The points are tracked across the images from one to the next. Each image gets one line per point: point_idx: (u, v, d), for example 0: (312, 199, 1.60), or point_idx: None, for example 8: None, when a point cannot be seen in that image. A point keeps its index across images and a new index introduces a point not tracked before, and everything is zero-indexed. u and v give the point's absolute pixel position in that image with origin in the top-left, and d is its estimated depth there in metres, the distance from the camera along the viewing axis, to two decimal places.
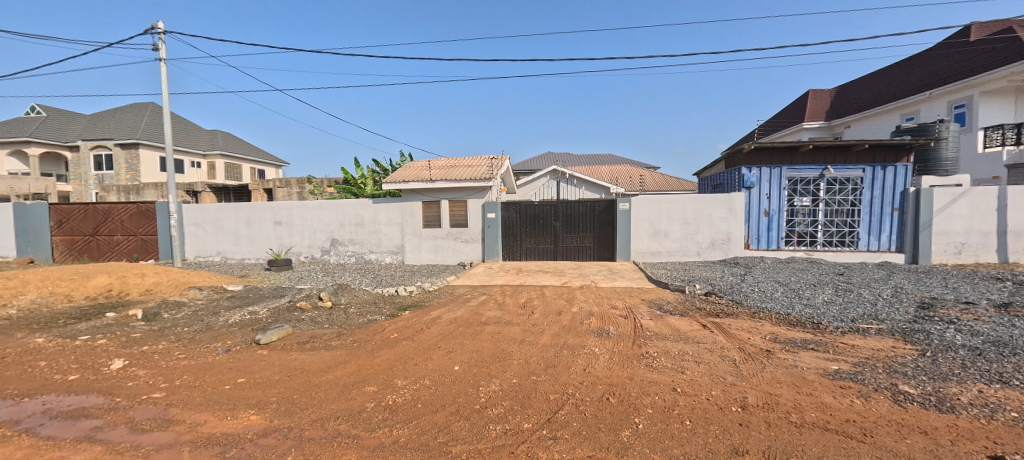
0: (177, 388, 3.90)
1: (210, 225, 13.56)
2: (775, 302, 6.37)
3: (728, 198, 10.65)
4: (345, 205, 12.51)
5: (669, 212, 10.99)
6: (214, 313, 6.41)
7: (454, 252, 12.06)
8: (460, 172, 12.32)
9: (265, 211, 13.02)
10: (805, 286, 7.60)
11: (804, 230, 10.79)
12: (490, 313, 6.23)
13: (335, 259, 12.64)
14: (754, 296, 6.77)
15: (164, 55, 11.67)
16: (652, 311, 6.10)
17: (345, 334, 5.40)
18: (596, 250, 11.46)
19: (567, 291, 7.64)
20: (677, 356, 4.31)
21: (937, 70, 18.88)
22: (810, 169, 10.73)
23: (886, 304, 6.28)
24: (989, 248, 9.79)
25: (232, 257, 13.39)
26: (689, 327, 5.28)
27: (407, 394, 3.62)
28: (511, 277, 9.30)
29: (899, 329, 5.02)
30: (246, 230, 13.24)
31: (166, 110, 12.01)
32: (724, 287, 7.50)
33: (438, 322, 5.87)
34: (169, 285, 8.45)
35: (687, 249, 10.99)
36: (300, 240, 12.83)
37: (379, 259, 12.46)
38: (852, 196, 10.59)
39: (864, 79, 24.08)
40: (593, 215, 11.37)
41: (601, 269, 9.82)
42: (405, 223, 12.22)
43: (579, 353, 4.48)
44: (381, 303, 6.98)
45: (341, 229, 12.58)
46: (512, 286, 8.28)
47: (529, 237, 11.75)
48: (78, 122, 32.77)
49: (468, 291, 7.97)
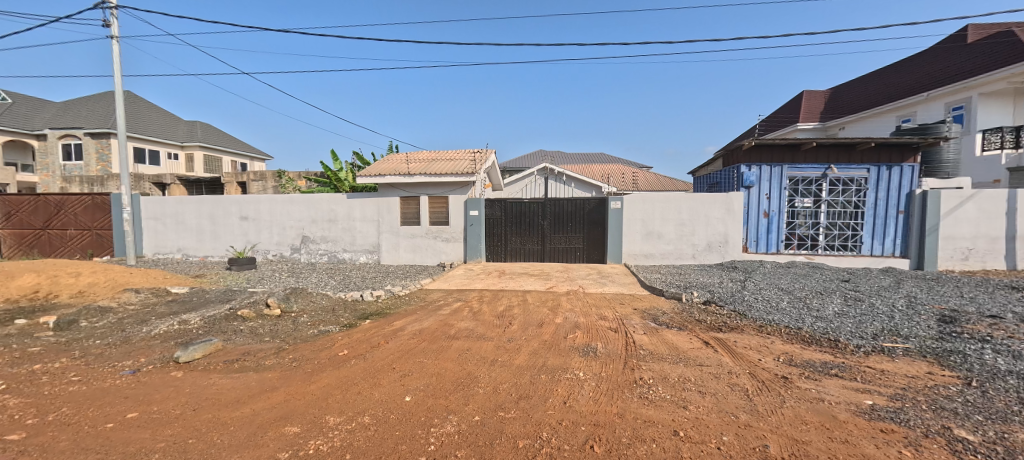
0: (43, 428, 3.03)
1: (170, 219, 12.52)
2: (782, 314, 5.68)
3: (726, 198, 9.99)
4: (317, 200, 11.61)
5: (664, 212, 10.30)
6: (141, 322, 5.50)
7: (433, 252, 11.24)
8: (441, 166, 11.48)
9: (230, 205, 12.07)
10: (811, 295, 6.95)
11: (805, 232, 10.17)
12: (462, 324, 5.43)
13: (305, 258, 11.72)
14: (759, 306, 6.07)
15: (116, 32, 10.57)
16: (645, 324, 5.36)
17: (286, 350, 4.55)
18: (587, 252, 10.72)
19: (552, 298, 6.87)
20: (676, 385, 3.56)
21: (935, 71, 18.50)
22: (813, 168, 10.08)
23: (904, 317, 5.63)
24: (997, 254, 9.29)
25: (194, 255, 12.39)
26: (689, 344, 4.54)
27: (336, 440, 2.81)
28: (492, 280, 8.51)
29: (929, 349, 4.36)
30: (210, 225, 12.24)
31: (119, 92, 10.93)
32: (724, 295, 6.83)
33: (400, 334, 5.05)
34: (105, 287, 7.47)
35: (682, 251, 10.33)
36: (268, 237, 11.89)
37: (353, 259, 11.57)
38: (856, 197, 9.97)
39: (860, 80, 23.72)
40: (583, 214, 10.61)
41: (590, 272, 9.08)
42: (382, 220, 11.35)
43: (560, 379, 3.71)
44: (340, 310, 6.12)
45: (313, 225, 11.68)
46: (491, 291, 7.49)
47: (514, 237, 10.96)
48: (46, 109, 31.11)
49: (443, 297, 7.16)
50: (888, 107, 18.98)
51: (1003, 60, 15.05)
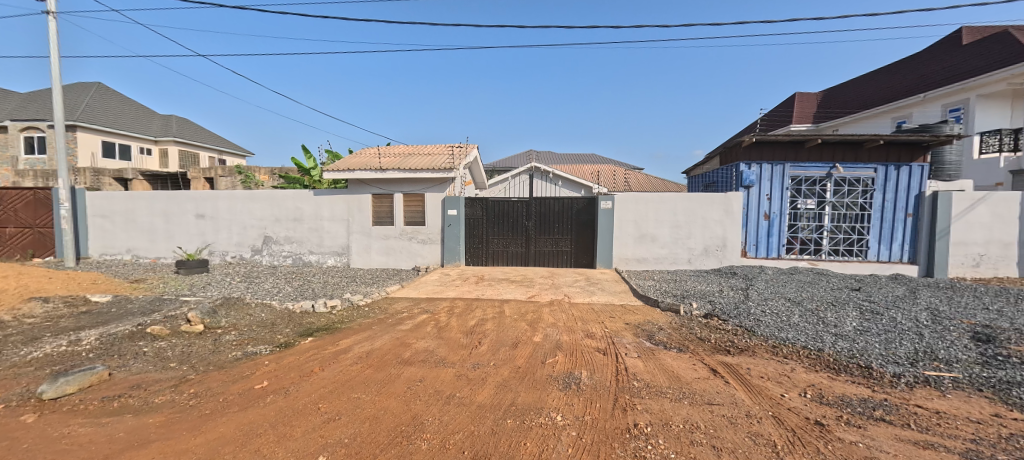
0: None
1: (119, 217, 11.37)
2: (797, 332, 4.90)
3: (725, 199, 9.27)
4: (281, 197, 10.58)
5: (657, 213, 9.53)
6: (26, 342, 4.50)
7: (408, 255, 10.30)
8: (417, 161, 10.56)
9: (185, 202, 10.97)
10: (822, 306, 6.21)
11: (808, 236, 9.46)
12: (421, 344, 4.51)
13: (267, 261, 10.70)
14: (768, 321, 5.29)
15: (52, 7, 9.47)
16: (639, 343, 4.52)
17: (189, 382, 3.60)
18: (574, 255, 9.90)
19: (532, 310, 5.99)
20: (682, 437, 2.70)
21: (931, 73, 18.13)
22: (817, 168, 9.38)
23: (934, 335, 4.87)
24: (1009, 261, 8.68)
25: (145, 257, 11.26)
26: (693, 373, 3.70)
27: None
28: (468, 287, 7.62)
29: (982, 380, 3.57)
30: (162, 223, 11.13)
31: (56, 75, 9.80)
32: (727, 307, 6.04)
33: (341, 358, 4.11)
34: (12, 294, 6.38)
35: (677, 256, 9.56)
36: (228, 238, 10.84)
37: (321, 261, 10.58)
38: (862, 199, 9.30)
39: (853, 83, 23.39)
40: (571, 215, 9.79)
41: (578, 279, 8.24)
42: (352, 219, 10.39)
43: (530, 427, 2.83)
44: (280, 326, 5.16)
45: (276, 224, 10.65)
46: (464, 301, 6.59)
47: (496, 239, 10.09)
48: (10, 99, 29.31)
49: (407, 307, 6.24)
50: (882, 109, 18.47)
51: (1002, 61, 14.65)
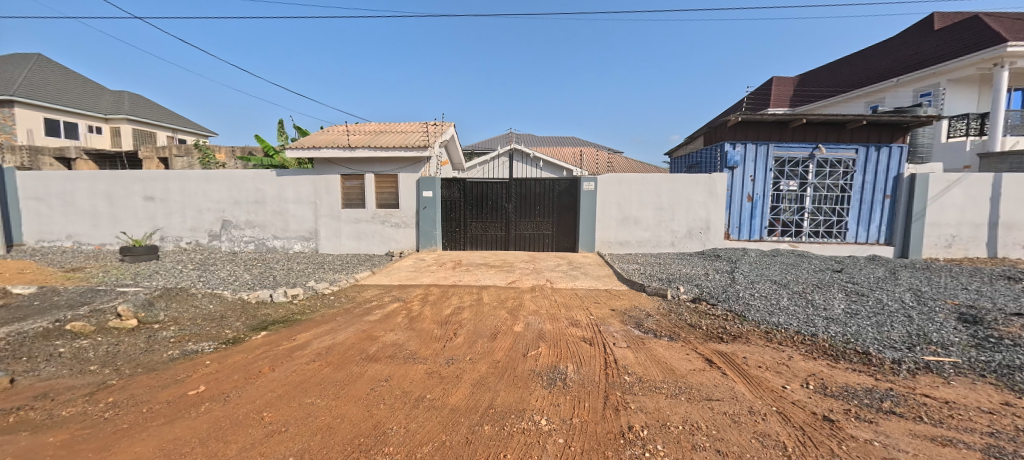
0: None
1: (55, 199, 10.23)
2: (788, 316, 4.70)
3: (708, 180, 9.05)
4: (240, 177, 9.74)
5: (640, 195, 9.25)
6: None
7: (381, 239, 9.71)
8: (389, 138, 9.88)
9: (132, 183, 9.96)
10: (809, 288, 6.09)
11: (789, 218, 9.38)
12: (389, 337, 4.05)
13: (227, 247, 9.90)
14: (758, 305, 5.08)
15: None
16: (627, 332, 4.21)
17: (108, 389, 3.03)
18: (556, 239, 9.55)
19: (512, 297, 5.60)
20: (683, 441, 2.37)
21: (903, 58, 18.43)
22: (800, 148, 9.23)
23: (923, 317, 4.77)
24: (979, 242, 8.86)
25: (87, 243, 10.22)
26: (688, 365, 3.40)
27: None
28: (445, 273, 7.17)
29: (982, 365, 3.42)
30: (106, 206, 10.10)
31: None
32: (715, 290, 5.83)
33: (297, 355, 3.60)
34: None
35: (660, 238, 9.34)
36: (182, 222, 9.96)
37: (286, 247, 9.87)
38: (843, 180, 9.25)
39: (828, 67, 23.65)
40: (553, 196, 9.39)
41: (560, 263, 7.90)
42: (319, 202, 9.69)
43: (512, 435, 2.43)
44: (230, 319, 4.58)
45: (235, 207, 9.83)
46: (440, 288, 6.14)
47: (474, 222, 9.61)
48: None
49: (377, 296, 5.75)
50: (858, 94, 18.55)
51: (972, 47, 14.92)
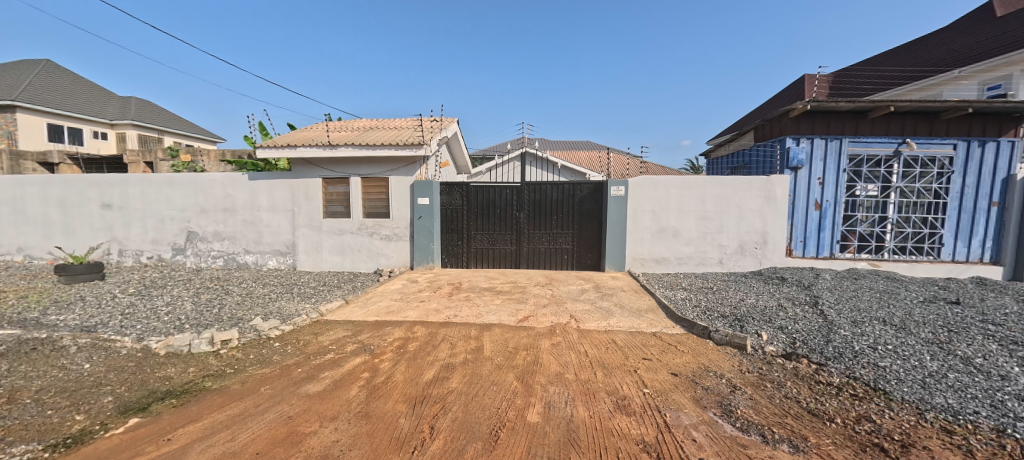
0: None
1: (5, 206, 9.03)
2: (963, 398, 2.95)
3: (766, 183, 7.35)
4: (207, 181, 8.37)
5: (681, 202, 7.57)
6: None
7: (369, 255, 8.22)
8: (379, 136, 8.42)
9: (87, 189, 8.69)
10: (942, 335, 4.31)
11: (869, 231, 7.56)
12: (323, 439, 2.43)
13: (192, 262, 8.54)
14: (897, 371, 3.36)
15: None
16: (717, 431, 2.53)
17: None
18: (577, 255, 7.93)
19: (525, 347, 3.96)
20: None
21: (962, 46, 16.36)
22: (881, 144, 7.45)
23: None
24: None
25: (39, 257, 8.98)
26: None
27: None
28: (439, 303, 5.57)
29: None
30: (59, 215, 8.85)
31: None
32: (813, 338, 4.10)
33: None
34: None
35: (705, 255, 7.63)
36: (142, 234, 8.65)
37: (259, 263, 8.45)
38: (937, 183, 7.42)
39: (870, 62, 21.48)
40: (573, 204, 7.79)
41: (585, 289, 6.24)
42: (297, 210, 8.26)
43: None
44: (100, 390, 3.02)
45: (201, 216, 8.46)
46: (428, 329, 4.54)
47: (479, 235, 8.05)
48: None
49: (339, 342, 4.17)
50: (908, 89, 16.51)
51: None
